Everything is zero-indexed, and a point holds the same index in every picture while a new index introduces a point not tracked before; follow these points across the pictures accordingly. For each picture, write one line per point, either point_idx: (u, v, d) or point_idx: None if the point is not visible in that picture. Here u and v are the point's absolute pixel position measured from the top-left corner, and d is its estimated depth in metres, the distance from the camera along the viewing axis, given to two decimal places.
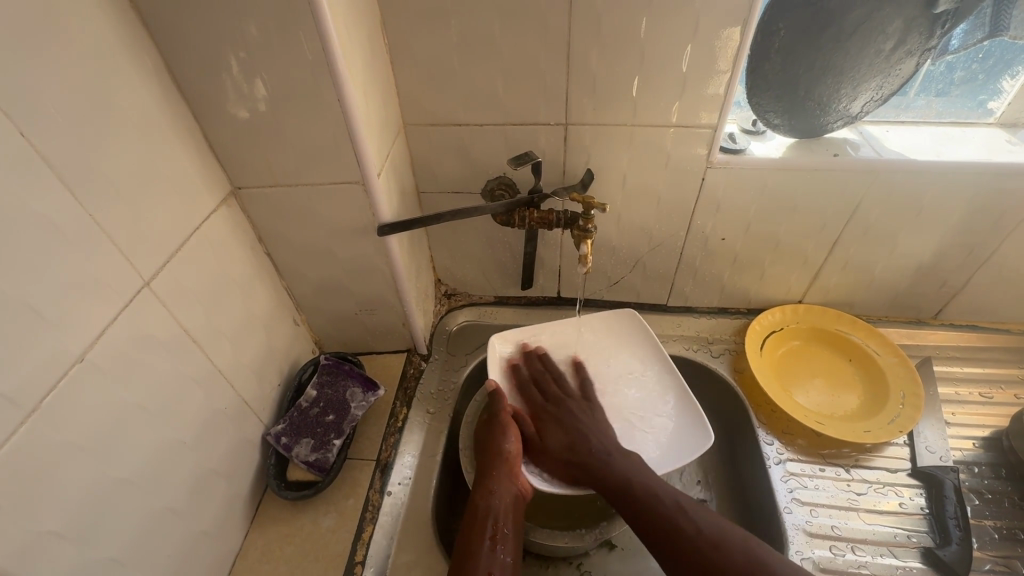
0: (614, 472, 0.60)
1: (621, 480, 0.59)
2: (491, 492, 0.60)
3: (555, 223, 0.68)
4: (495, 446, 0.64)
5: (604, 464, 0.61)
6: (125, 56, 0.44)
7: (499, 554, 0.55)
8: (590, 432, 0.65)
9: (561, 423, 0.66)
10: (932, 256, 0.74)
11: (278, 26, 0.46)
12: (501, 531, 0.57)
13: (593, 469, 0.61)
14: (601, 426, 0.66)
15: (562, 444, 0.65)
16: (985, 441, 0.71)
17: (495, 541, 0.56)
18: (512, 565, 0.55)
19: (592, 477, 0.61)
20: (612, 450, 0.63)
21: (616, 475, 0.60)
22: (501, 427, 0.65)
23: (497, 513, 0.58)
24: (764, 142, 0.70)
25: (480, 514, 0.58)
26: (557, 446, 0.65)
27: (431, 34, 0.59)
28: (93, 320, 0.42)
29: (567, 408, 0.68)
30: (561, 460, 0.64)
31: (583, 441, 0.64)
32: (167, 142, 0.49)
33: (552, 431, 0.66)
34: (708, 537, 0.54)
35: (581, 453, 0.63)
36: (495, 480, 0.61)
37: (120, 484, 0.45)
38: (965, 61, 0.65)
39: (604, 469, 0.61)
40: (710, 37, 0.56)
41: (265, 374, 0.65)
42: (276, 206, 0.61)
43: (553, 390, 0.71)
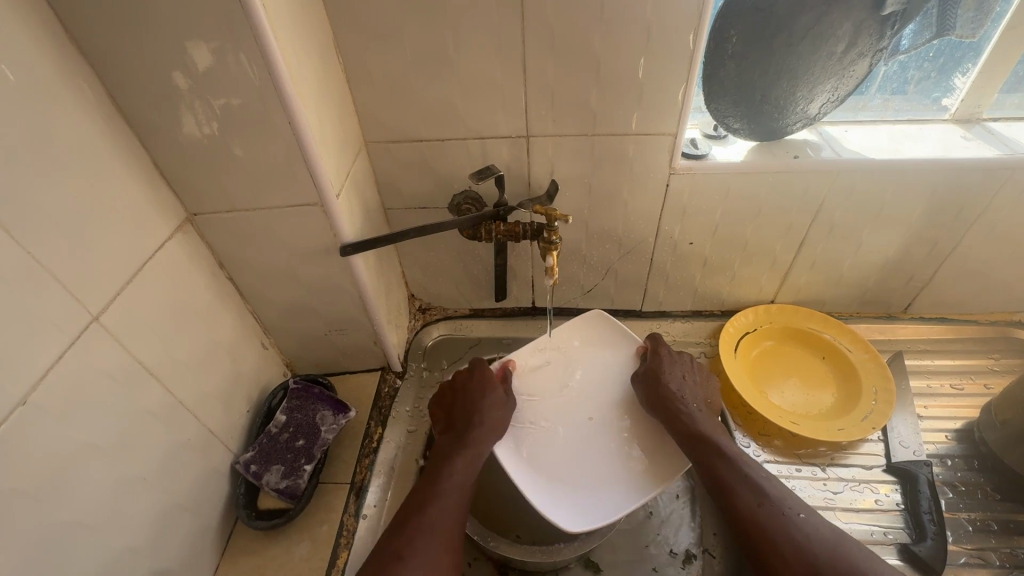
0: (686, 417, 0.63)
1: (692, 431, 0.62)
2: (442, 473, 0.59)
3: (521, 235, 0.68)
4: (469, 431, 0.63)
5: (694, 419, 0.63)
6: (63, 87, 0.43)
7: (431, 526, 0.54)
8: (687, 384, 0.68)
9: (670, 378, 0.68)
10: (897, 251, 0.75)
11: (224, 51, 0.45)
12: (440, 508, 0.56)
13: (682, 419, 0.63)
14: (699, 396, 0.68)
15: (655, 391, 0.67)
16: (957, 433, 0.72)
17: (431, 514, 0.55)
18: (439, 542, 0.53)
19: (677, 426, 0.63)
20: (700, 412, 0.65)
21: (702, 432, 0.62)
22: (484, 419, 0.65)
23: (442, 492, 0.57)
24: (726, 146, 0.70)
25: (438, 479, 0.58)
26: (659, 396, 0.66)
27: (386, 51, 0.58)
28: (34, 359, 0.41)
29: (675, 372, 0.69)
30: (656, 405, 0.66)
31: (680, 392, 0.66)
32: (112, 171, 0.48)
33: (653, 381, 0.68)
34: (798, 510, 0.54)
35: (670, 402, 0.65)
36: (454, 461, 0.60)
37: (72, 528, 0.44)
38: (917, 59, 0.66)
39: (692, 423, 0.63)
40: (663, 47, 0.56)
41: (232, 401, 0.64)
42: (233, 230, 0.60)
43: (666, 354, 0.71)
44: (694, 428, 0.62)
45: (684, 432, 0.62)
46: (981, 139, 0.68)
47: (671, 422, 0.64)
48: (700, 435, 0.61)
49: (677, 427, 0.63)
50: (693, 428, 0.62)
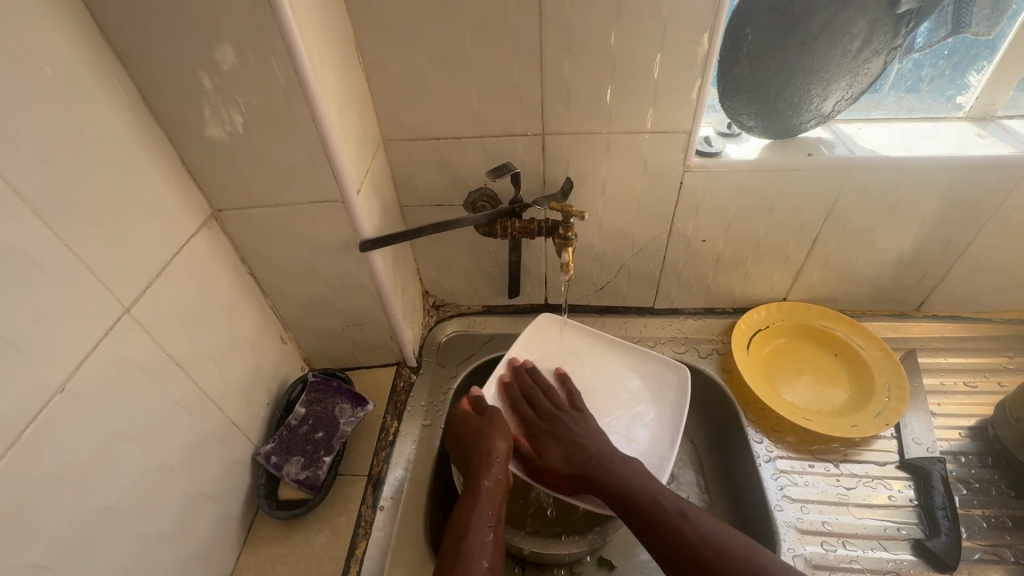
0: (603, 481, 0.59)
1: (614, 493, 0.58)
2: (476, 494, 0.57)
3: (536, 232, 0.69)
4: (487, 445, 0.62)
5: (603, 471, 0.60)
6: (97, 86, 0.45)
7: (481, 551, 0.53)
8: (585, 439, 0.64)
9: (561, 440, 0.65)
10: (911, 249, 0.75)
11: (251, 50, 0.47)
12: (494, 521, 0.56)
13: (591, 478, 0.60)
14: (603, 439, 0.65)
15: (560, 456, 0.64)
16: (971, 431, 0.72)
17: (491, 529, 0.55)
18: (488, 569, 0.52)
19: (595, 488, 0.60)
20: (613, 458, 0.62)
21: (617, 484, 0.59)
22: (490, 424, 0.64)
23: (478, 511, 0.56)
24: (739, 144, 0.71)
25: (479, 498, 0.57)
26: (557, 460, 0.63)
27: (405, 50, 0.59)
28: (72, 348, 0.43)
29: (565, 427, 0.66)
30: (559, 472, 0.63)
31: (585, 450, 0.63)
32: (142, 167, 0.50)
33: (549, 447, 0.65)
34: (711, 544, 0.52)
35: (580, 464, 0.62)
36: (494, 465, 0.60)
37: (104, 512, 0.45)
38: (932, 57, 0.66)
39: (607, 478, 0.59)
40: (678, 45, 0.57)
41: (254, 394, 0.65)
42: (256, 226, 0.61)
43: (547, 407, 0.69)
44: (612, 483, 0.59)
45: (601, 493, 0.59)
46: (996, 137, 0.68)
47: (583, 482, 0.61)
48: (621, 490, 0.58)
49: (596, 489, 0.60)
50: (614, 484, 0.59)
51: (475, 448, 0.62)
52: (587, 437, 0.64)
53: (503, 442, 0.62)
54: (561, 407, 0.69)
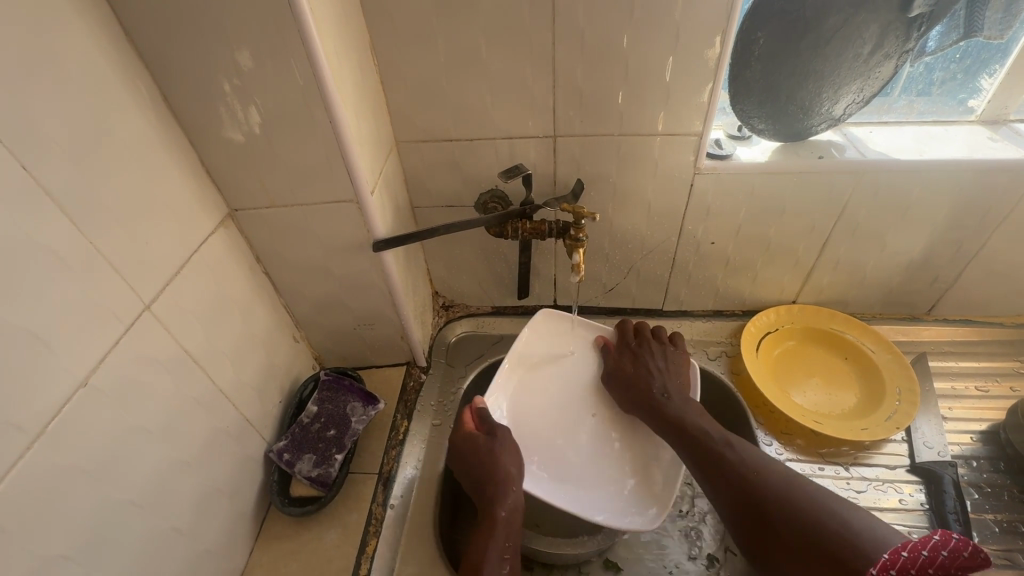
0: (664, 410, 0.65)
1: (667, 417, 0.64)
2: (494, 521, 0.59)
3: (547, 233, 0.69)
4: (498, 473, 0.62)
5: (661, 401, 0.66)
6: (120, 87, 0.46)
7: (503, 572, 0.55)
8: (656, 371, 0.69)
9: (637, 363, 0.72)
10: (922, 252, 0.75)
11: (271, 52, 0.47)
12: (510, 546, 0.58)
13: (648, 402, 0.67)
14: (669, 372, 0.70)
15: (629, 376, 0.71)
16: (983, 435, 0.72)
17: (506, 556, 0.56)
18: None
19: (648, 412, 0.67)
20: (671, 392, 0.67)
21: (671, 412, 0.65)
22: (500, 447, 0.64)
23: (493, 535, 0.58)
24: (750, 147, 0.71)
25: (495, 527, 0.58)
26: (623, 381, 0.71)
27: (419, 53, 0.60)
28: (94, 343, 0.43)
29: (645, 352, 0.72)
30: (624, 392, 0.70)
31: (649, 380, 0.69)
32: (163, 167, 0.51)
33: (628, 364, 0.72)
34: (749, 468, 0.55)
35: (642, 390, 0.68)
36: (510, 492, 0.61)
37: (124, 505, 0.46)
38: (943, 61, 0.67)
39: (662, 406, 0.66)
40: (690, 48, 0.58)
41: (267, 391, 0.66)
42: (271, 226, 0.62)
43: (632, 339, 0.75)
44: (665, 411, 0.65)
45: (655, 416, 0.66)
46: (1009, 140, 0.68)
47: (643, 408, 0.67)
48: (676, 419, 0.64)
49: (651, 414, 0.66)
50: (669, 413, 0.65)
51: (488, 474, 0.62)
52: (660, 367, 0.70)
53: (512, 466, 0.63)
54: (647, 339, 0.74)
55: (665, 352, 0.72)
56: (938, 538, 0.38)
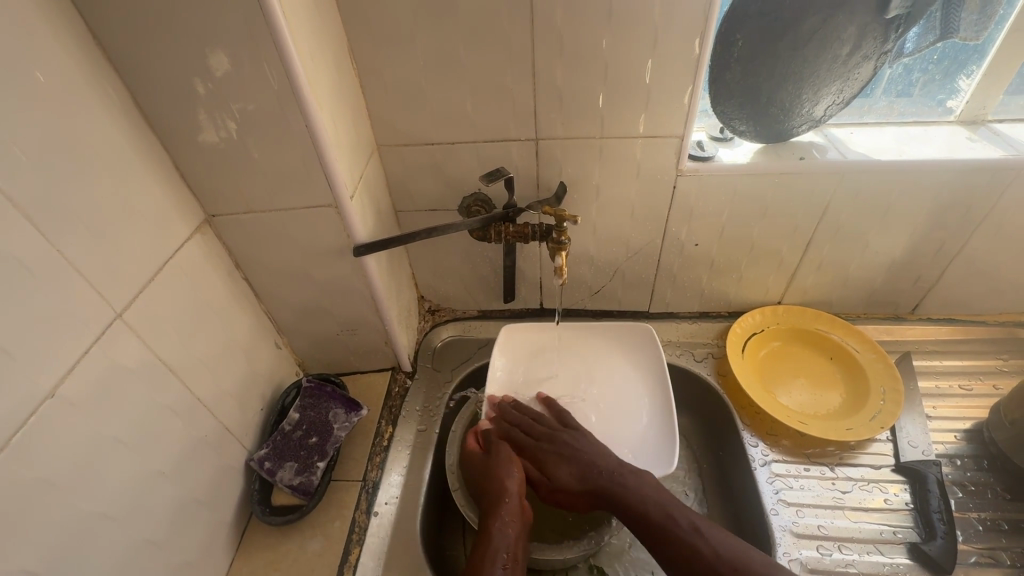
0: (622, 498, 0.58)
1: (631, 509, 0.57)
2: (492, 531, 0.57)
3: (530, 236, 0.69)
4: (498, 483, 0.61)
5: (619, 490, 0.59)
6: (90, 92, 0.45)
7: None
8: (593, 457, 0.63)
9: (568, 457, 0.63)
10: (904, 252, 0.75)
11: (245, 55, 0.47)
12: (512, 555, 0.56)
13: (608, 496, 0.59)
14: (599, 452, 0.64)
15: (568, 472, 0.62)
16: (966, 433, 0.72)
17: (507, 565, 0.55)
18: None
19: (611, 503, 0.59)
20: (622, 471, 0.61)
21: (631, 501, 0.58)
22: (502, 459, 0.64)
23: (490, 547, 0.56)
24: (732, 148, 0.71)
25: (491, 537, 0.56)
26: (568, 478, 0.62)
27: (398, 57, 0.60)
28: (64, 353, 0.43)
29: (564, 442, 0.65)
30: (575, 491, 0.61)
31: (593, 468, 0.62)
32: (136, 173, 0.50)
33: (555, 462, 0.64)
34: (727, 562, 0.51)
35: (594, 481, 0.61)
36: (506, 504, 0.59)
37: (96, 518, 0.45)
38: (921, 62, 0.67)
39: (617, 495, 0.59)
40: (670, 51, 0.58)
41: (247, 399, 0.65)
42: (250, 231, 0.61)
43: (537, 428, 0.67)
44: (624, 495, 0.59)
45: (615, 510, 0.59)
46: (987, 140, 0.68)
47: (594, 498, 0.60)
48: (638, 509, 0.57)
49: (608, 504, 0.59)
50: (631, 501, 0.58)
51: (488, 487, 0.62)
52: (592, 454, 0.63)
53: (514, 481, 0.62)
54: (557, 429, 0.67)
55: (581, 433, 0.67)
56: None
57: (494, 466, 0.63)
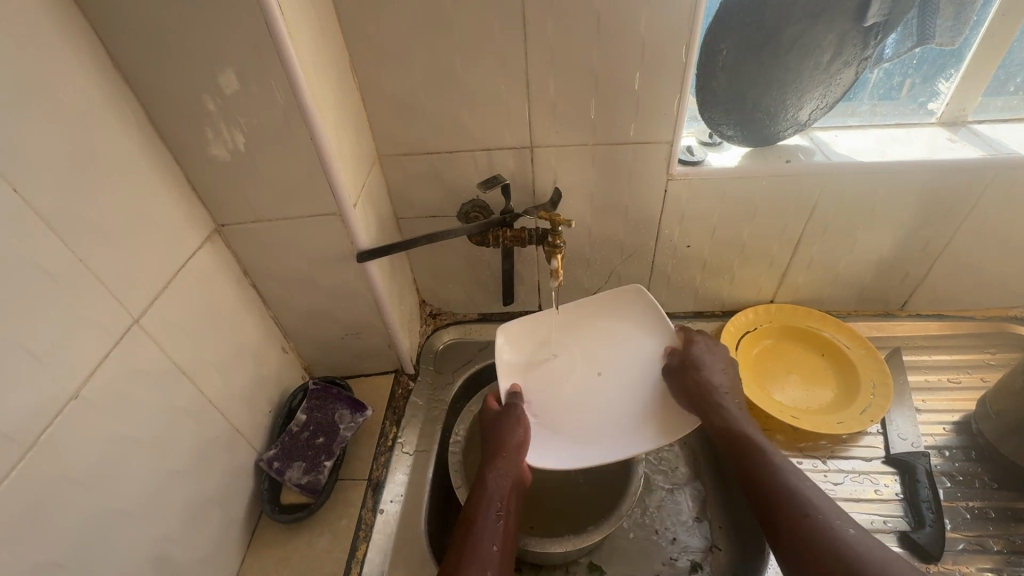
0: (721, 424, 0.64)
1: (728, 430, 0.64)
2: (487, 481, 0.62)
3: (527, 240, 0.71)
4: (504, 435, 0.66)
5: (717, 412, 0.65)
6: (107, 110, 0.48)
7: (494, 521, 0.59)
8: (713, 373, 0.68)
9: (701, 370, 0.69)
10: (891, 250, 0.78)
11: (253, 73, 0.50)
12: (505, 507, 0.61)
13: (707, 410, 0.66)
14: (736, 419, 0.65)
15: (695, 386, 0.68)
16: (955, 425, 0.74)
17: (500, 514, 0.60)
18: (496, 553, 0.56)
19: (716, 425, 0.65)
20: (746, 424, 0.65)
21: (733, 429, 0.64)
22: (512, 415, 0.68)
23: (488, 494, 0.61)
24: (721, 153, 0.74)
25: (486, 486, 0.62)
26: (677, 390, 0.70)
27: (398, 70, 0.63)
28: (85, 357, 0.45)
29: (708, 359, 0.70)
30: (687, 395, 0.68)
31: (711, 388, 0.67)
32: (150, 185, 0.53)
33: (686, 379, 0.69)
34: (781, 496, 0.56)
35: (706, 409, 0.66)
36: (504, 457, 0.64)
37: (116, 514, 0.47)
38: (900, 67, 0.69)
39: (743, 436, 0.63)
40: (657, 61, 0.60)
41: (256, 401, 0.68)
42: (258, 240, 0.64)
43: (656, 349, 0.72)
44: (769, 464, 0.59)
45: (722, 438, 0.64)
46: (967, 141, 0.71)
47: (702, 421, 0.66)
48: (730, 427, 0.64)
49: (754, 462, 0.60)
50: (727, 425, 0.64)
51: (491, 438, 0.67)
52: (717, 380, 0.68)
53: (518, 431, 0.66)
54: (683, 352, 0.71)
55: (719, 355, 0.71)
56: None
57: (507, 417, 0.68)
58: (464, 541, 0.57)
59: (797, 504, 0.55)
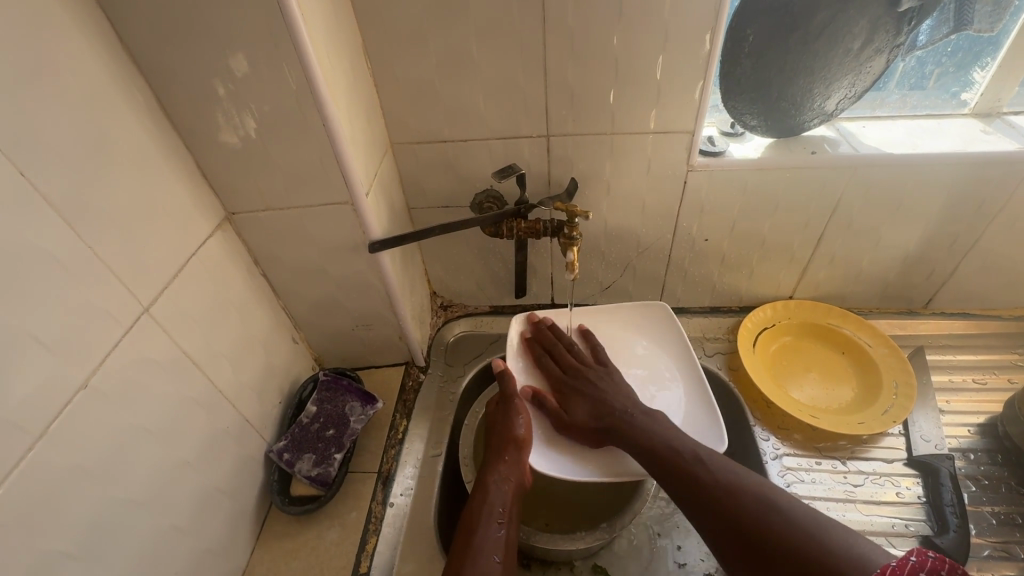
0: (636, 430, 0.61)
1: (639, 439, 0.60)
2: (489, 485, 0.60)
3: (542, 232, 0.70)
4: (507, 432, 0.65)
5: (625, 423, 0.62)
6: (116, 93, 0.47)
7: (496, 528, 0.56)
8: (607, 392, 0.66)
9: (583, 391, 0.67)
10: (917, 246, 0.75)
11: (264, 57, 0.48)
12: (506, 512, 0.58)
13: (614, 425, 0.62)
14: (619, 389, 0.67)
15: (585, 411, 0.65)
16: (980, 428, 0.72)
17: (501, 521, 0.57)
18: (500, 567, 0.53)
19: (616, 437, 0.62)
20: (632, 409, 0.64)
21: (637, 433, 0.60)
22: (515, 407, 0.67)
23: (489, 496, 0.59)
24: (743, 144, 0.72)
25: (488, 487, 0.60)
26: (582, 415, 0.65)
27: (412, 56, 0.61)
28: (94, 346, 0.44)
29: (586, 377, 0.69)
30: (588, 427, 0.65)
31: (607, 405, 0.65)
32: (160, 171, 0.52)
33: (575, 399, 0.67)
34: (726, 487, 0.52)
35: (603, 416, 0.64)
36: (505, 458, 0.63)
37: (125, 504, 0.47)
38: (935, 55, 0.66)
39: (625, 426, 0.62)
40: (680, 46, 0.58)
41: (266, 392, 0.67)
42: (269, 228, 0.63)
43: (570, 361, 0.71)
44: (626, 432, 0.61)
45: (625, 442, 0.61)
46: (1001, 133, 0.68)
47: (608, 433, 0.63)
48: (646, 438, 0.60)
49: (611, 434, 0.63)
50: (637, 435, 0.60)
51: (495, 438, 0.65)
52: (612, 391, 0.66)
53: (520, 422, 0.66)
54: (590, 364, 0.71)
55: (608, 373, 0.69)
56: (915, 558, 0.38)
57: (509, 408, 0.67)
58: (466, 549, 0.54)
59: (729, 490, 0.52)
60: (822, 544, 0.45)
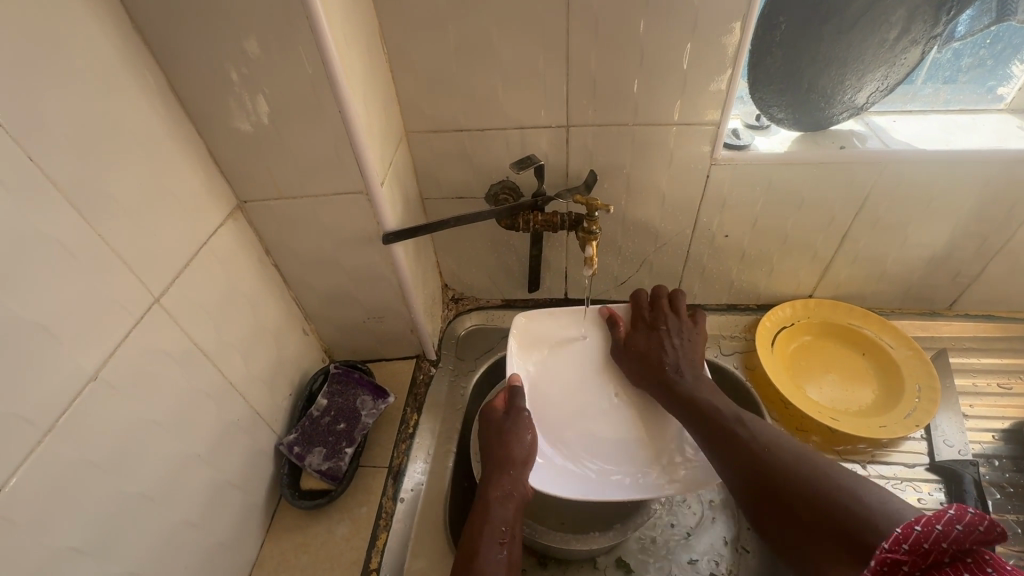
0: (682, 392, 0.61)
1: (688, 397, 0.60)
2: (490, 501, 0.56)
3: (559, 225, 0.68)
4: (509, 447, 0.60)
5: (675, 382, 0.62)
6: (127, 76, 0.45)
7: (498, 549, 0.52)
8: (672, 345, 0.66)
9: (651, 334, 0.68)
10: (945, 246, 0.73)
11: (279, 39, 0.46)
12: (510, 532, 0.54)
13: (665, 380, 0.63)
14: (687, 349, 0.66)
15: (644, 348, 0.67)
16: (1005, 434, 0.70)
17: (503, 543, 0.53)
18: None
19: (664, 391, 0.63)
20: (688, 372, 0.63)
21: (685, 391, 0.61)
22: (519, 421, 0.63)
23: (487, 514, 0.55)
24: (768, 137, 0.69)
25: (489, 505, 0.56)
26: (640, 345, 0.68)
27: (430, 41, 0.59)
28: (103, 338, 0.43)
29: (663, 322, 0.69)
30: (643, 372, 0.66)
31: (667, 358, 0.65)
32: (171, 157, 0.50)
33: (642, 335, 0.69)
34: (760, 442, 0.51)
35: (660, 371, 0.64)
36: (509, 473, 0.58)
37: (136, 498, 0.46)
38: (972, 46, 0.63)
39: (677, 385, 0.62)
40: (709, 34, 0.56)
41: (277, 384, 0.66)
42: (281, 218, 0.61)
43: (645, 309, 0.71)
44: (677, 387, 0.62)
45: (670, 397, 0.62)
46: None
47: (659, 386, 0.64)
48: (693, 397, 0.60)
49: (663, 388, 0.63)
50: (684, 393, 0.61)
51: (494, 451, 0.61)
52: (681, 348, 0.66)
53: (527, 440, 0.61)
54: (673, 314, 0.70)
55: (688, 329, 0.69)
56: (954, 512, 0.32)
57: (510, 427, 0.62)
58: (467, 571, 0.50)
59: (763, 446, 0.51)
60: (853, 494, 0.43)
